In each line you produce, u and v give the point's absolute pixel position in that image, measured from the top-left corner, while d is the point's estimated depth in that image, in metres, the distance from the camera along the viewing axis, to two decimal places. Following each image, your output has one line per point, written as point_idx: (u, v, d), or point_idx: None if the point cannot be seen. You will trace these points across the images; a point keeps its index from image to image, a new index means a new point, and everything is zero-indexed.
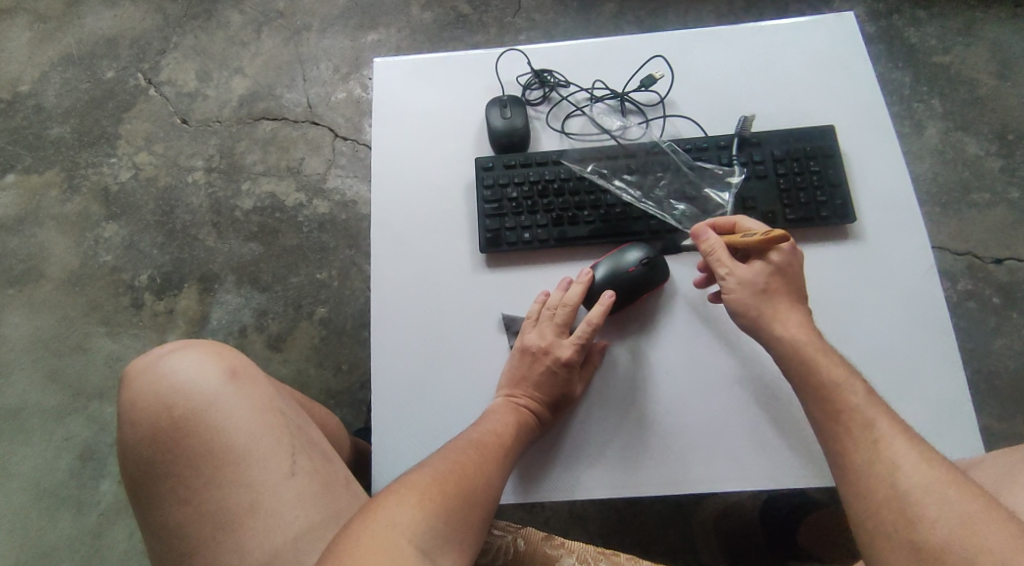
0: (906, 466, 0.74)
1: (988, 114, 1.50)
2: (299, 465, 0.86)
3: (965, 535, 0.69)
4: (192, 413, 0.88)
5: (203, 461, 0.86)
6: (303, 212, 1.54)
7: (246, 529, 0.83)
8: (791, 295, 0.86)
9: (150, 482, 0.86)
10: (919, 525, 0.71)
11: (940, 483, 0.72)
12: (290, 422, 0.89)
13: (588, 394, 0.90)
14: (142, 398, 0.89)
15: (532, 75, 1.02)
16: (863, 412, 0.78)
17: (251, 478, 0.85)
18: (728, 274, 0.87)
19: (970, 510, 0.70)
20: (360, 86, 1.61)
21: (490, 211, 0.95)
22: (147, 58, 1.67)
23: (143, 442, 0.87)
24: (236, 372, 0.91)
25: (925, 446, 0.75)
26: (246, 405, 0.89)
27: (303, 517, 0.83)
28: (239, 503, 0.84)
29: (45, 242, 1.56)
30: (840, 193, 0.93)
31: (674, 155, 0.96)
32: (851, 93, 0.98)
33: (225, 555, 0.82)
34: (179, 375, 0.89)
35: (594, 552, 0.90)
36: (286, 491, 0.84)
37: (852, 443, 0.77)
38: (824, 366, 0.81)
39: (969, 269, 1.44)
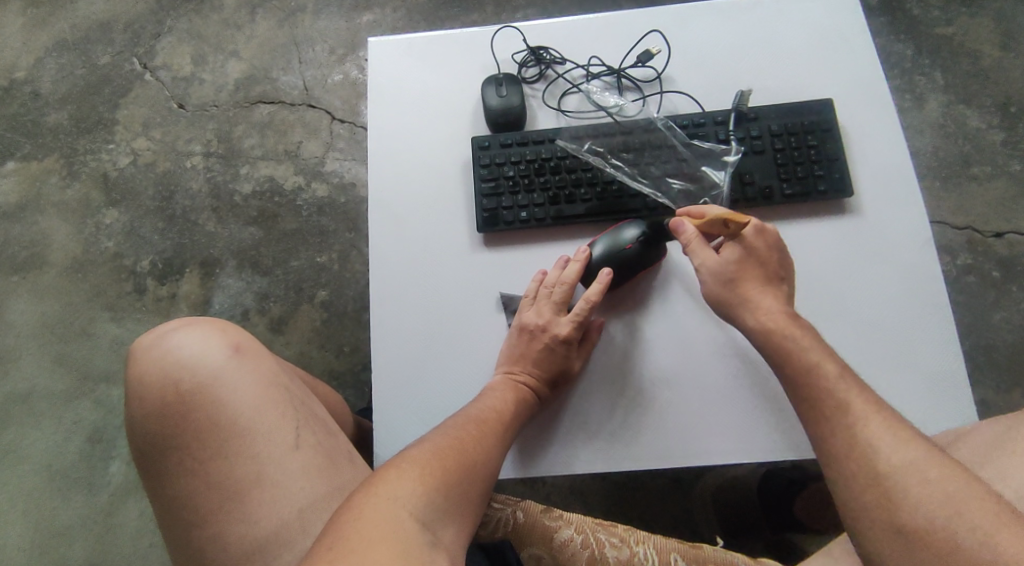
0: (884, 446, 0.74)
1: (990, 87, 1.49)
2: (303, 438, 0.87)
3: (947, 513, 0.69)
4: (196, 388, 0.88)
5: (208, 435, 0.86)
6: (302, 195, 1.54)
7: (252, 500, 0.84)
8: (762, 277, 0.86)
9: (157, 455, 0.87)
10: (901, 505, 0.71)
11: (920, 460, 0.72)
12: (293, 397, 0.90)
13: (587, 371, 0.90)
14: (146, 374, 0.89)
15: (527, 53, 1.01)
16: (837, 394, 0.78)
17: (255, 451, 0.86)
18: (699, 265, 0.88)
19: (948, 487, 0.70)
20: (356, 68, 1.60)
21: (486, 191, 0.95)
22: (142, 42, 1.66)
23: (149, 416, 0.88)
24: (239, 348, 0.91)
25: (899, 423, 0.75)
26: (250, 380, 0.89)
27: (308, 489, 0.84)
28: (244, 476, 0.85)
29: (47, 228, 1.57)
30: (837, 167, 0.93)
31: (670, 131, 0.96)
32: (849, 67, 0.98)
33: (231, 525, 0.83)
34: (183, 351, 0.90)
35: (592, 523, 0.90)
36: (291, 463, 0.85)
37: (832, 427, 0.77)
38: (800, 346, 0.82)
39: (969, 243, 1.43)
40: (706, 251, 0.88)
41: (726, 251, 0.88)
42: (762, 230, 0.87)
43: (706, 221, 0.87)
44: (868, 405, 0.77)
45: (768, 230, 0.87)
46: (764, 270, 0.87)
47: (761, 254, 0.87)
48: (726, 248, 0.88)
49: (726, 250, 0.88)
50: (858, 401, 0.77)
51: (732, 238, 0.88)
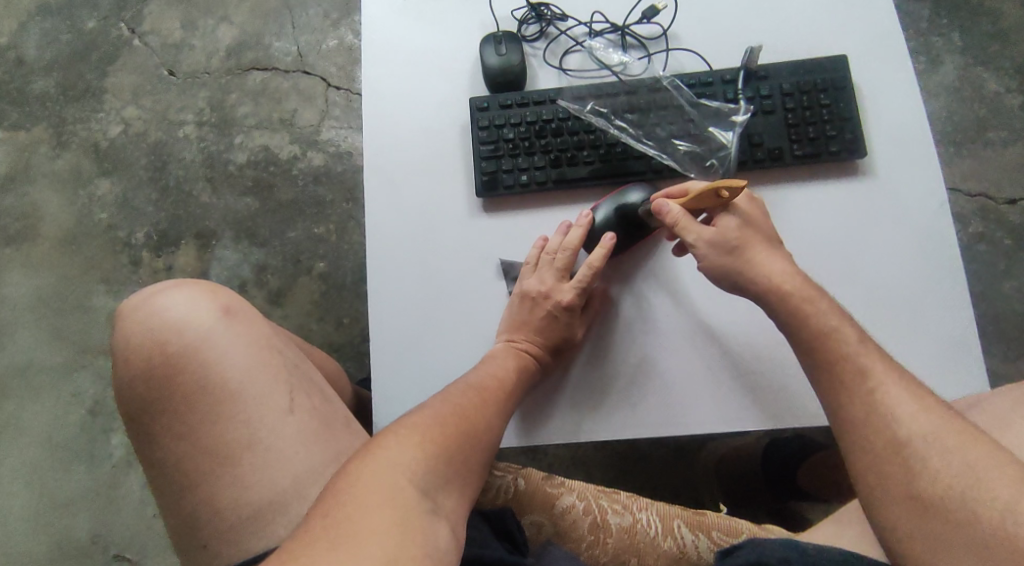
0: (906, 413, 0.71)
1: (1007, 48, 1.44)
2: (298, 402, 0.85)
3: (968, 482, 0.67)
4: (186, 351, 0.85)
5: (199, 399, 0.84)
6: (298, 165, 1.51)
7: (246, 464, 0.81)
8: (765, 240, 0.83)
9: (147, 420, 0.84)
10: (920, 473, 0.69)
11: (942, 428, 0.69)
12: (286, 361, 0.88)
13: (590, 339, 0.88)
14: (134, 337, 0.86)
15: (528, 9, 0.97)
16: (856, 359, 0.75)
17: (249, 415, 0.83)
18: (696, 239, 0.83)
19: (972, 456, 0.68)
20: (352, 33, 1.56)
21: (485, 153, 0.92)
22: (130, 7, 1.61)
23: (138, 379, 0.85)
24: (229, 310, 0.88)
25: (922, 389, 0.73)
26: (241, 342, 0.86)
27: (303, 455, 0.82)
28: (237, 440, 0.82)
29: (38, 200, 1.53)
30: (851, 127, 0.89)
31: (676, 90, 0.92)
32: (864, 22, 0.93)
33: (225, 491, 0.81)
34: (171, 313, 0.87)
35: (593, 490, 0.88)
36: (286, 428, 0.83)
37: (845, 394, 0.74)
38: (816, 311, 0.78)
39: (982, 210, 1.39)
40: (700, 225, 0.83)
41: (723, 221, 0.83)
42: (750, 198, 0.84)
43: (694, 195, 0.82)
44: (883, 371, 0.74)
45: (755, 198, 0.85)
46: (764, 235, 0.83)
47: (760, 221, 0.83)
48: (721, 217, 0.84)
49: (720, 222, 0.83)
50: (874, 367, 0.74)
51: (724, 207, 0.84)
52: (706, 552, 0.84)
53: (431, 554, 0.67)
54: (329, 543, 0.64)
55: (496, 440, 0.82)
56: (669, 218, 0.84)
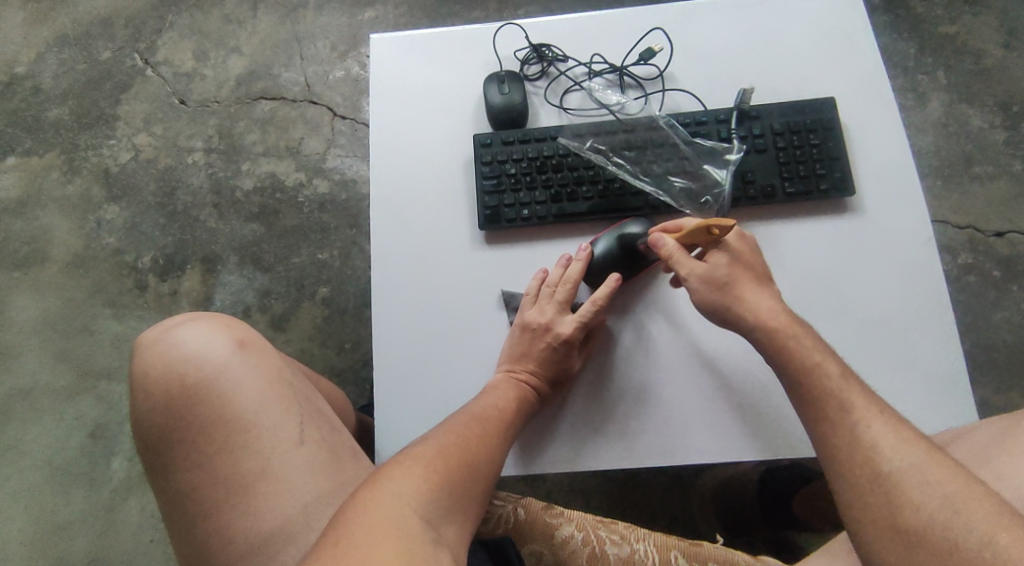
0: (888, 447, 0.74)
1: (992, 86, 1.49)
2: (309, 433, 0.87)
3: (947, 515, 0.69)
4: (202, 382, 0.88)
5: (213, 430, 0.86)
6: (303, 192, 1.54)
7: (258, 494, 0.84)
8: (754, 277, 0.86)
9: (162, 449, 0.87)
10: (903, 506, 0.71)
11: (922, 462, 0.72)
12: (298, 393, 0.90)
13: (587, 370, 0.91)
14: (151, 368, 0.89)
15: (530, 50, 1.01)
16: (840, 394, 0.78)
17: (261, 446, 0.86)
18: (689, 274, 0.86)
19: (951, 489, 0.70)
20: (358, 64, 1.60)
21: (488, 188, 0.95)
22: (143, 38, 1.66)
23: (154, 410, 0.88)
24: (244, 343, 0.91)
25: (903, 424, 0.76)
26: (255, 375, 0.89)
27: (313, 485, 0.84)
28: (249, 470, 0.85)
29: (48, 224, 1.57)
30: (839, 166, 0.93)
31: (672, 129, 0.96)
32: (852, 66, 0.97)
33: (237, 519, 0.83)
34: (188, 346, 0.89)
35: (592, 521, 0.91)
36: (296, 458, 0.85)
37: (831, 428, 0.77)
38: (802, 347, 0.81)
39: (970, 242, 1.43)
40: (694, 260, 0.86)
41: (713, 258, 0.86)
42: (740, 235, 0.88)
43: (689, 229, 0.85)
44: (867, 406, 0.77)
45: (745, 234, 0.88)
46: (753, 271, 0.86)
47: (749, 257, 0.87)
48: (711, 254, 0.87)
49: (712, 257, 0.87)
50: (857, 402, 0.77)
51: (716, 243, 0.87)
52: None
53: None
54: None
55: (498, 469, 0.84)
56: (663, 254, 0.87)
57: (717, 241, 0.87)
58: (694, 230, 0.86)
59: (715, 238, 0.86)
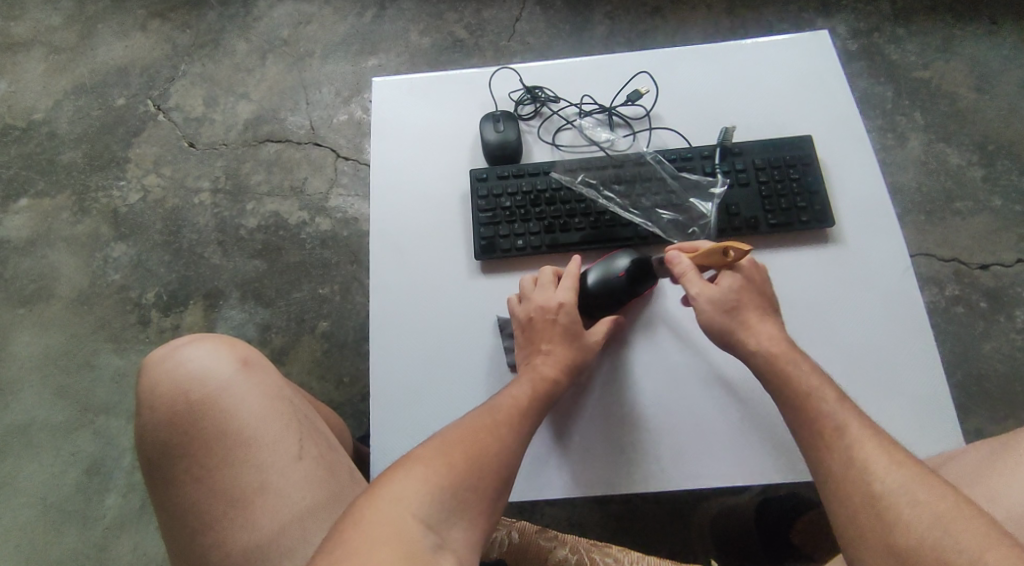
0: (880, 469, 0.76)
1: (969, 126, 1.55)
2: (307, 449, 0.90)
3: (936, 533, 0.72)
4: (205, 399, 0.91)
5: (215, 444, 0.89)
6: (306, 229, 1.59)
7: (256, 507, 0.86)
8: (759, 307, 0.89)
9: (166, 463, 0.89)
10: (894, 527, 0.73)
11: (912, 482, 0.75)
12: (298, 411, 0.93)
13: (583, 396, 0.93)
14: (157, 387, 0.92)
15: (524, 92, 1.06)
16: (836, 418, 0.81)
17: (261, 460, 0.88)
18: (698, 294, 0.90)
19: (942, 509, 0.73)
20: (360, 108, 1.67)
21: (484, 220, 1.00)
22: (156, 85, 1.73)
23: (160, 425, 0.90)
24: (247, 362, 0.94)
25: (895, 447, 0.78)
26: (257, 393, 0.92)
27: (310, 499, 0.87)
28: (249, 483, 0.87)
29: (56, 262, 1.61)
30: (819, 199, 0.97)
31: (659, 165, 1.01)
32: (828, 105, 1.03)
33: (236, 530, 0.85)
34: (193, 365, 0.93)
35: (586, 544, 0.94)
36: (294, 473, 0.88)
37: (827, 450, 0.80)
38: (800, 373, 0.84)
39: (956, 275, 1.47)
40: (704, 280, 0.90)
41: (723, 281, 0.90)
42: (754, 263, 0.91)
43: (704, 252, 0.89)
44: (860, 430, 0.79)
45: (759, 264, 0.91)
46: (762, 298, 0.90)
47: (759, 284, 0.90)
48: (722, 278, 0.91)
49: (724, 279, 0.90)
50: (852, 426, 0.80)
51: (728, 267, 0.91)
52: None
53: None
54: None
55: (514, 466, 0.83)
56: (676, 270, 0.91)
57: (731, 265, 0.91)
58: (709, 252, 0.89)
59: (728, 263, 0.90)
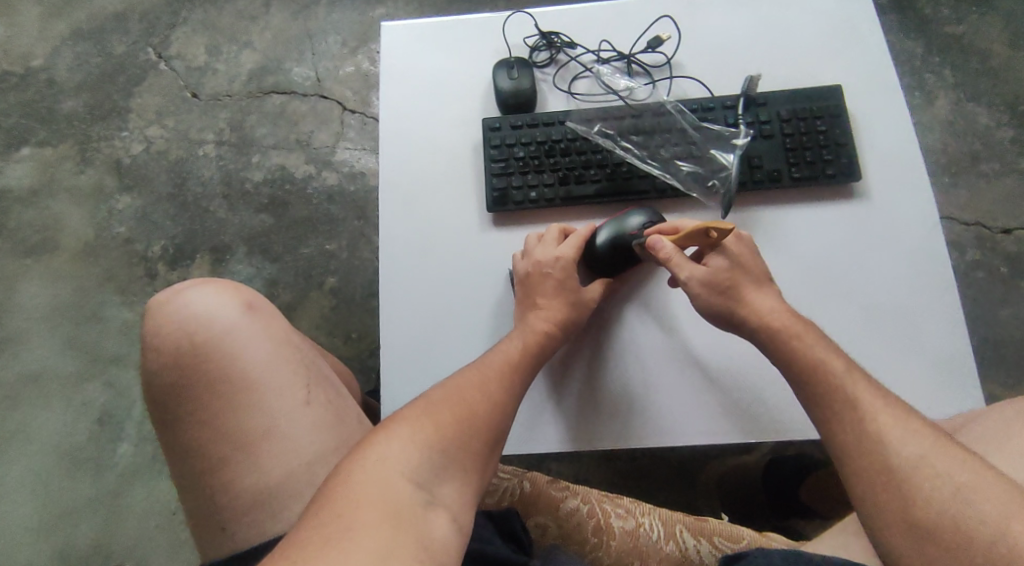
0: (895, 439, 0.73)
1: (999, 85, 1.50)
2: (314, 395, 0.89)
3: (960, 505, 0.69)
4: (212, 342, 0.89)
5: (222, 386, 0.87)
6: (312, 184, 1.56)
7: (264, 450, 0.85)
8: (754, 280, 0.86)
9: (173, 405, 0.88)
10: (916, 499, 0.70)
11: (930, 452, 0.72)
12: (304, 357, 0.92)
13: (584, 350, 0.92)
14: (161, 329, 0.90)
15: (539, 37, 1.02)
16: (845, 388, 0.78)
17: (267, 404, 0.87)
18: (688, 278, 0.85)
19: (964, 479, 0.70)
20: (368, 60, 1.62)
21: (496, 171, 0.96)
22: (157, 33, 1.68)
23: (166, 367, 0.88)
24: (252, 307, 0.92)
25: (910, 414, 0.75)
26: (263, 337, 0.90)
27: (318, 444, 0.86)
28: (255, 427, 0.86)
29: (60, 213, 1.58)
30: (845, 152, 0.93)
31: (680, 115, 0.97)
32: (859, 54, 0.98)
33: (244, 473, 0.84)
34: (198, 307, 0.90)
35: (597, 495, 0.93)
36: (303, 418, 0.87)
37: (840, 421, 0.77)
38: (806, 345, 0.81)
39: (978, 239, 1.43)
40: (693, 262, 0.86)
41: (712, 261, 0.86)
42: (738, 237, 0.88)
43: (684, 234, 0.84)
44: (872, 400, 0.76)
45: (743, 235, 0.88)
46: (753, 274, 0.86)
47: (749, 259, 0.87)
48: (709, 257, 0.87)
49: (711, 260, 0.86)
50: (863, 396, 0.77)
51: (714, 246, 0.87)
52: (707, 556, 0.88)
53: (428, 545, 0.69)
54: (324, 539, 0.66)
55: (504, 424, 0.81)
56: (660, 256, 0.86)
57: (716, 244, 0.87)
58: (691, 233, 0.84)
59: (713, 242, 0.86)
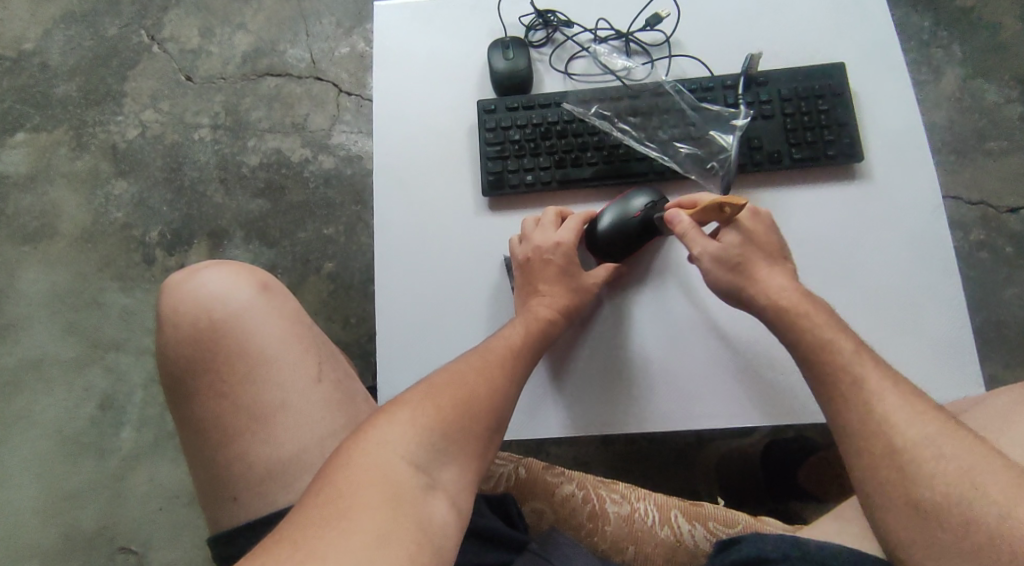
0: (901, 421, 0.72)
1: (1009, 59, 1.47)
2: (326, 373, 0.88)
3: (965, 489, 0.67)
4: (228, 319, 0.88)
5: (238, 362, 0.87)
6: (309, 168, 1.54)
7: (278, 424, 0.85)
8: (766, 256, 0.85)
9: (188, 380, 0.87)
10: (918, 481, 0.69)
11: (936, 435, 0.71)
12: (317, 337, 0.92)
13: (586, 335, 0.90)
14: (178, 304, 0.89)
15: (535, 16, 1.00)
16: (853, 370, 0.76)
17: (281, 380, 0.86)
18: (700, 253, 0.85)
19: (970, 462, 0.68)
20: (363, 40, 1.60)
21: (491, 154, 0.95)
22: (149, 14, 1.65)
23: (182, 342, 0.88)
24: (267, 286, 0.92)
25: (916, 397, 0.74)
26: (278, 315, 0.90)
27: (329, 420, 0.86)
28: (270, 402, 0.85)
29: (57, 199, 1.57)
30: (847, 132, 0.91)
31: (679, 96, 0.95)
32: (863, 31, 0.96)
33: (258, 446, 0.84)
34: (215, 286, 0.90)
35: (593, 480, 0.92)
36: (314, 395, 0.86)
37: (846, 402, 0.75)
38: (814, 323, 0.80)
39: (982, 219, 1.42)
40: (707, 237, 0.85)
41: (726, 236, 0.86)
42: (754, 212, 0.86)
43: (703, 208, 0.83)
44: (880, 381, 0.75)
45: (759, 211, 0.87)
46: (766, 250, 0.85)
47: (762, 237, 0.85)
48: (724, 233, 0.86)
49: (724, 235, 0.86)
50: (872, 377, 0.76)
51: (728, 222, 0.86)
52: (701, 541, 0.87)
53: (426, 528, 0.67)
54: (324, 519, 0.65)
55: (505, 409, 0.80)
56: (676, 231, 0.86)
57: (731, 219, 0.86)
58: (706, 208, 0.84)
59: (727, 217, 0.85)
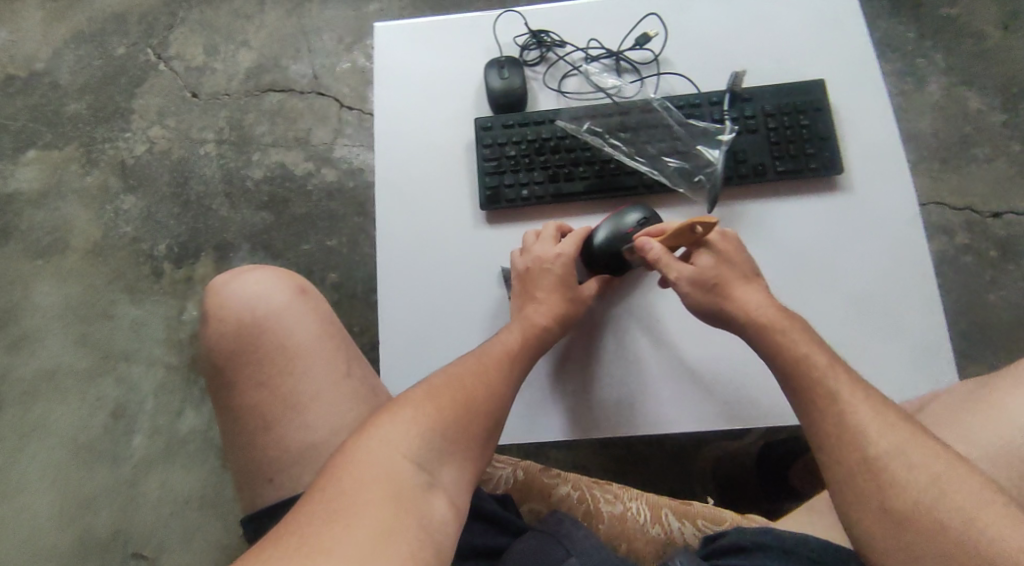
0: (872, 432, 0.76)
1: (992, 68, 1.51)
2: (355, 368, 0.92)
3: (933, 497, 0.72)
4: (268, 315, 0.92)
5: (278, 354, 0.91)
6: (312, 181, 1.58)
7: (314, 411, 0.89)
8: (742, 275, 0.89)
9: (229, 370, 0.91)
10: (891, 490, 0.73)
11: (906, 445, 0.74)
12: (348, 335, 0.95)
13: (583, 341, 0.95)
14: (223, 300, 0.93)
15: (529, 36, 1.04)
16: (826, 383, 0.80)
17: (315, 373, 0.90)
18: (677, 277, 0.88)
19: (940, 471, 0.73)
20: (364, 56, 1.64)
21: (488, 169, 0.99)
22: (155, 33, 1.70)
23: (224, 334, 0.92)
24: (305, 289, 0.96)
25: (886, 407, 0.77)
26: (314, 315, 0.94)
27: (359, 412, 0.89)
28: (305, 391, 0.89)
29: (68, 215, 1.61)
30: (828, 145, 0.96)
31: (667, 112, 0.99)
32: (842, 48, 1.00)
33: (292, 433, 0.88)
34: (257, 286, 0.94)
35: (588, 481, 0.96)
36: (343, 388, 0.90)
37: (821, 413, 0.79)
38: (789, 337, 0.84)
39: (967, 224, 1.46)
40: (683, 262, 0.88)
41: (700, 260, 0.89)
42: (721, 233, 0.90)
43: (672, 232, 0.87)
44: (853, 393, 0.79)
45: (726, 232, 0.91)
46: (740, 270, 0.89)
47: (733, 258, 0.89)
48: (698, 257, 0.89)
49: (698, 259, 0.89)
50: (845, 390, 0.79)
51: (698, 245, 0.90)
52: (692, 538, 0.91)
53: (426, 523, 0.71)
54: (329, 514, 0.68)
55: (502, 411, 0.84)
56: (651, 258, 0.88)
57: (703, 242, 0.89)
58: (677, 231, 0.87)
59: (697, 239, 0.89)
